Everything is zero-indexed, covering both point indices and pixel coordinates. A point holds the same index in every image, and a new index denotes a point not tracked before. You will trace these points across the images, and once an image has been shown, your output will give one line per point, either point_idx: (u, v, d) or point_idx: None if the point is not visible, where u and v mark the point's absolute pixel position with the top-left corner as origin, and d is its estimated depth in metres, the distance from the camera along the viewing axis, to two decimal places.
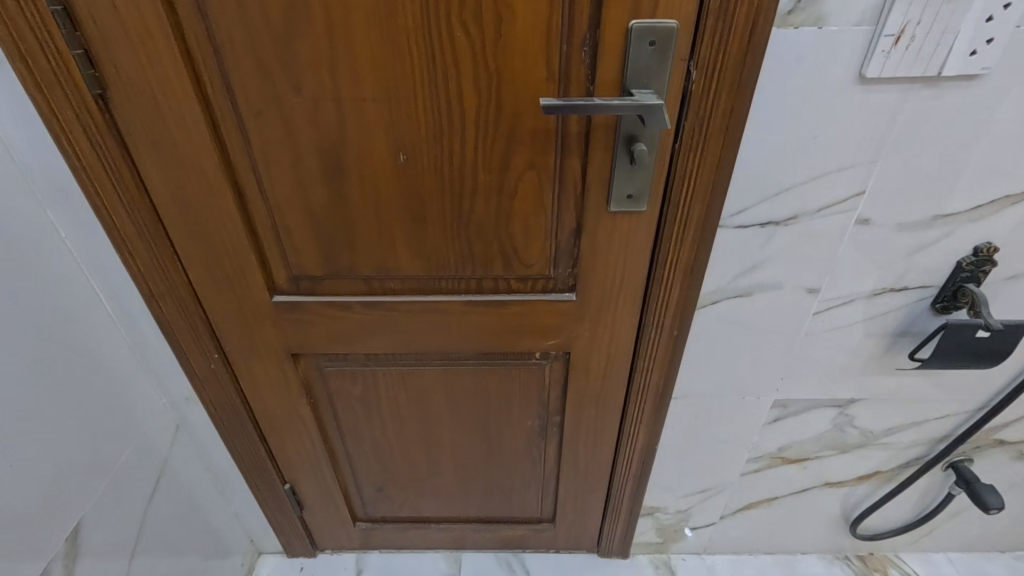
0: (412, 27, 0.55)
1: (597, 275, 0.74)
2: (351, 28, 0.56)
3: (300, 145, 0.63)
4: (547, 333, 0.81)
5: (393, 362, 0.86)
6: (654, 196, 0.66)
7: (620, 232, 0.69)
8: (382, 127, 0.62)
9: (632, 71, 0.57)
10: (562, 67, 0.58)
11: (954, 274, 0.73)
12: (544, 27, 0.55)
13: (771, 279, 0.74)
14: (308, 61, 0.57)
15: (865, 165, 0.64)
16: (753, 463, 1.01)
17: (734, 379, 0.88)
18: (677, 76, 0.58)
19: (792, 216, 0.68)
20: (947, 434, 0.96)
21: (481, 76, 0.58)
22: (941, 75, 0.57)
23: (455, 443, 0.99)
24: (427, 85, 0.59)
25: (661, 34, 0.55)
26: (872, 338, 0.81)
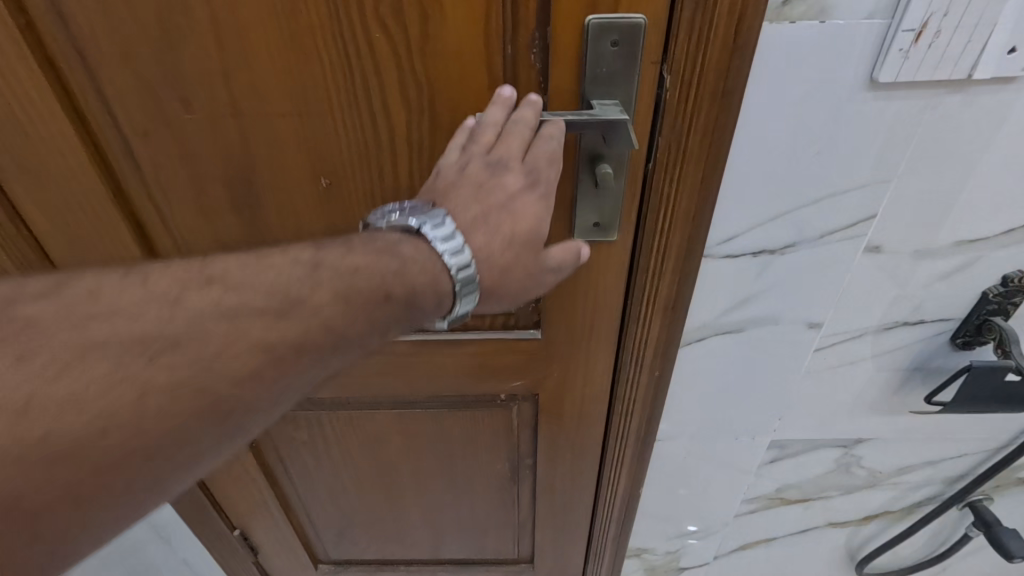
0: (319, 26, 0.45)
1: (564, 312, 0.64)
2: (245, 29, 0.45)
3: (200, 170, 0.53)
4: (511, 373, 0.71)
5: (342, 404, 0.76)
6: (626, 223, 0.56)
7: (588, 265, 0.59)
8: (296, 147, 0.51)
9: (592, 78, 0.47)
10: (508, 73, 0.48)
11: (978, 306, 0.63)
12: (483, 26, 0.45)
13: (766, 313, 0.64)
14: (196, 70, 0.47)
15: (877, 185, 0.54)
16: (749, 504, 0.92)
17: (726, 420, 0.78)
18: (647, 83, 0.48)
19: (789, 244, 0.58)
20: (965, 473, 0.86)
21: (409, 87, 0.48)
22: (971, 78, 0.46)
23: (418, 486, 0.89)
24: (345, 98, 0.49)
25: (625, 32, 0.45)
26: (882, 375, 0.71)
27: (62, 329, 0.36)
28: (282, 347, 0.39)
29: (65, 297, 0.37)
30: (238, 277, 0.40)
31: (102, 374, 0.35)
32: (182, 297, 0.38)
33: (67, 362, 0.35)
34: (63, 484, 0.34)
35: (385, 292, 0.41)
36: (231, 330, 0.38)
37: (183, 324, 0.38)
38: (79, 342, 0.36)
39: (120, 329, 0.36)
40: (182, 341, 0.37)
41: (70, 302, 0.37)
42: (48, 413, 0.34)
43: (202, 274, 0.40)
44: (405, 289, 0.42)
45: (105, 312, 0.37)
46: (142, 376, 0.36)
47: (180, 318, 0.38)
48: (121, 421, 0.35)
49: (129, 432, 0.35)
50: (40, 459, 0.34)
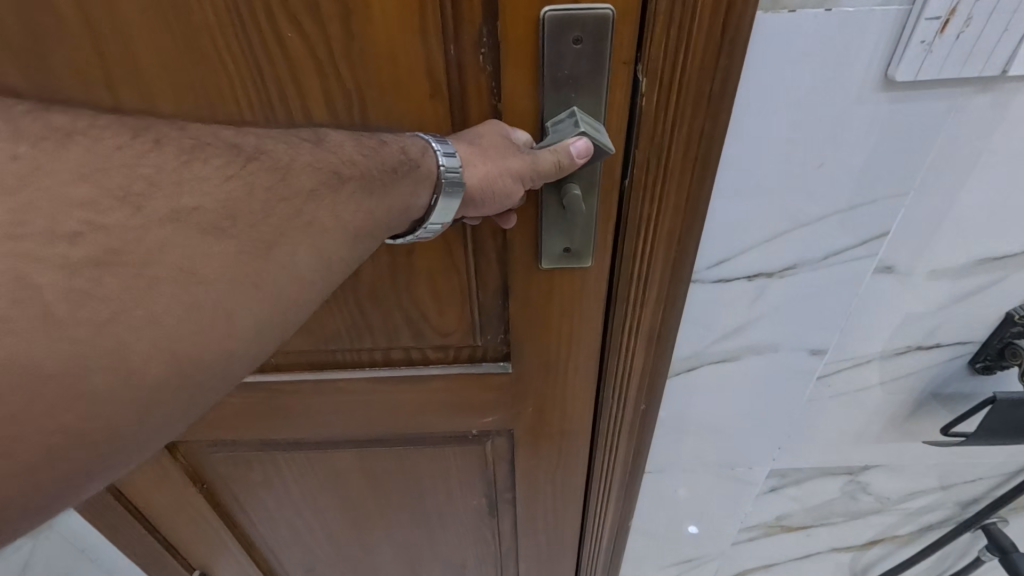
0: (216, 25, 0.37)
1: (535, 346, 0.56)
2: (127, 31, 0.38)
3: None
4: (480, 409, 0.64)
5: (297, 442, 0.69)
6: (600, 248, 0.48)
7: (560, 295, 0.52)
8: None
9: (553, 82, 0.39)
10: (452, 77, 0.40)
11: (1002, 328, 0.56)
12: (417, 21, 0.37)
13: (764, 341, 0.57)
14: (76, 78, 0.39)
15: (891, 199, 0.46)
16: (747, 532, 0.85)
17: (720, 450, 0.71)
18: (619, 87, 0.40)
19: (790, 265, 0.50)
20: (980, 497, 0.79)
21: (334, 96, 0.40)
22: (1004, 74, 0.39)
23: (389, 521, 0.82)
24: (258, 110, 0.41)
25: (591, 26, 0.37)
26: (892, 402, 0.64)
27: (45, 178, 0.27)
28: (309, 182, 0.34)
29: (67, 149, 0.28)
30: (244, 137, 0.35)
31: (94, 254, 0.27)
32: (193, 163, 0.31)
33: (55, 154, 0.28)
34: (59, 414, 0.26)
35: (378, 165, 0.37)
36: (238, 217, 0.31)
37: (168, 135, 0.32)
38: (90, 189, 0.28)
39: (105, 181, 0.28)
40: (226, 213, 0.31)
41: (44, 124, 0.29)
42: (60, 304, 0.26)
43: (235, 142, 0.34)
44: (402, 164, 0.38)
45: (140, 146, 0.31)
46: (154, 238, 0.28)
47: (223, 191, 0.31)
48: (129, 325, 0.27)
49: (153, 337, 0.28)
50: (49, 369, 0.25)
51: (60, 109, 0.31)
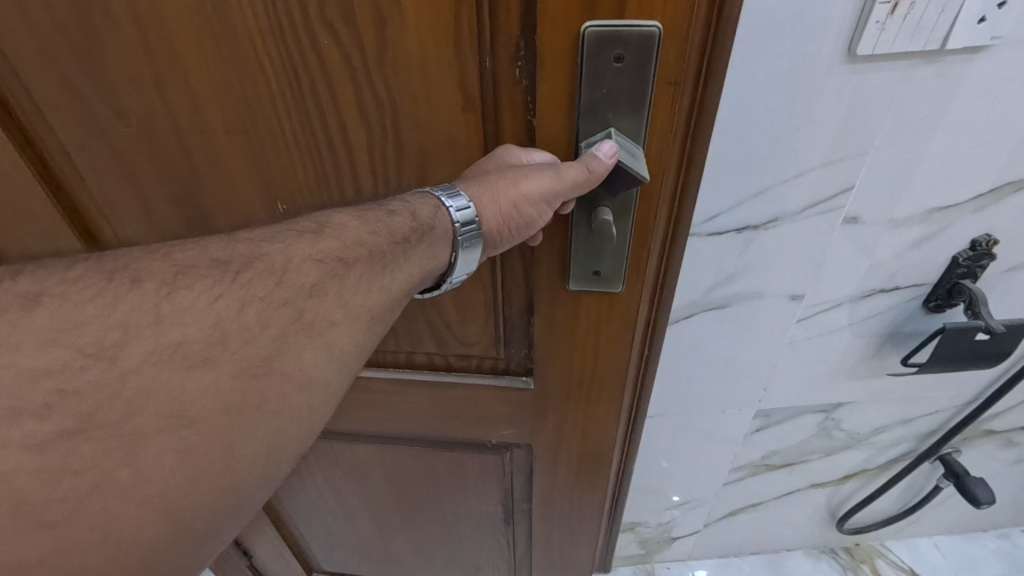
0: (257, 32, 0.41)
1: (559, 360, 0.61)
2: (175, 34, 0.41)
3: (144, 184, 0.50)
4: (500, 423, 0.71)
5: (335, 432, 0.77)
6: (630, 271, 0.52)
7: (584, 308, 0.56)
8: (246, 166, 0.48)
9: (591, 97, 0.42)
10: (488, 87, 0.43)
11: (949, 270, 0.65)
12: (451, 34, 0.40)
13: (752, 289, 0.65)
14: (130, 77, 0.44)
15: (855, 158, 0.54)
16: (736, 473, 0.95)
17: (712, 394, 0.79)
18: (659, 105, 0.42)
19: (772, 218, 0.59)
20: (937, 429, 0.90)
21: (368, 104, 0.44)
22: (943, 48, 0.47)
23: (409, 512, 0.89)
24: (294, 113, 0.45)
25: (633, 44, 0.39)
26: (860, 341, 0.73)
27: (13, 355, 0.30)
28: (313, 276, 0.38)
29: (32, 316, 0.31)
30: (238, 243, 0.38)
31: (65, 427, 0.30)
32: (176, 294, 0.34)
33: (17, 323, 0.31)
34: None
35: (393, 238, 0.41)
36: (229, 340, 0.34)
37: (146, 267, 0.35)
38: (62, 353, 0.31)
39: (75, 342, 0.31)
40: (209, 346, 0.34)
41: (11, 293, 0.32)
42: (33, 490, 0.29)
43: (225, 257, 0.37)
44: (412, 233, 0.41)
45: (110, 292, 0.33)
46: (131, 392, 0.32)
47: (210, 317, 0.34)
48: (111, 494, 0.31)
49: (141, 492, 0.32)
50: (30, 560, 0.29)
51: (29, 268, 0.34)
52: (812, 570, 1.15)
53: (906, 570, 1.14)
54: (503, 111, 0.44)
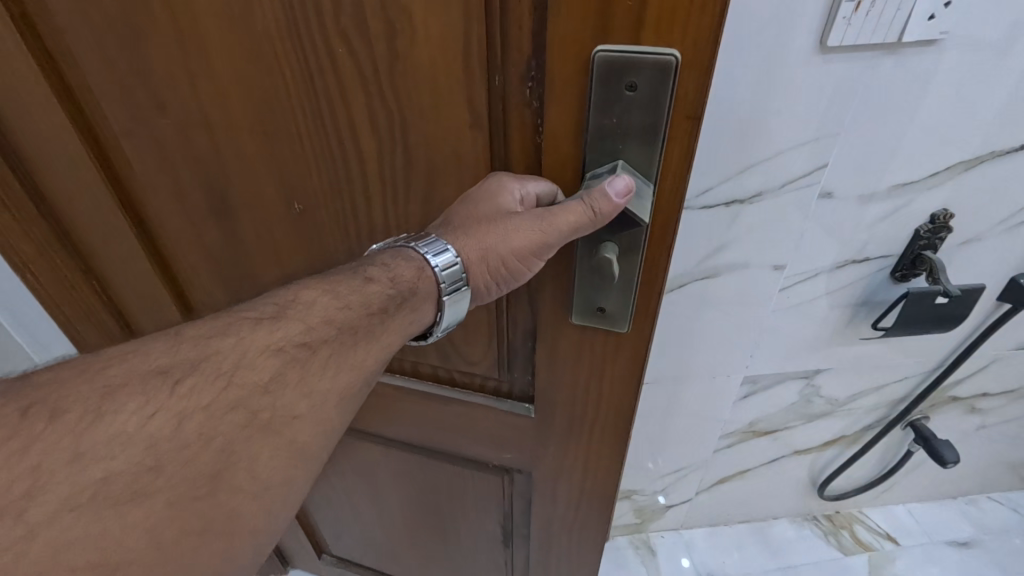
0: (281, 41, 0.44)
1: (556, 391, 0.63)
2: (210, 38, 0.46)
3: (179, 172, 0.55)
4: (501, 446, 0.73)
5: (351, 427, 0.82)
6: (633, 309, 0.51)
7: (586, 342, 0.55)
8: (267, 164, 0.53)
9: (601, 120, 0.41)
10: (497, 104, 0.44)
11: (912, 242, 0.73)
12: (463, 51, 0.42)
13: (739, 260, 0.73)
14: (171, 74, 0.48)
15: (827, 139, 0.62)
16: (725, 439, 1.02)
17: (703, 361, 0.86)
18: (671, 138, 0.41)
19: (756, 193, 0.66)
20: (907, 395, 0.98)
21: (378, 111, 0.46)
22: (901, 41, 0.55)
23: (413, 509, 0.94)
24: (310, 118, 0.48)
25: (647, 71, 0.38)
26: (836, 310, 0.81)
27: None
28: (273, 367, 0.40)
29: None
30: (182, 344, 0.38)
31: None
32: (102, 421, 0.33)
33: None
34: None
35: (367, 310, 0.44)
36: (169, 459, 0.35)
37: (69, 391, 0.34)
38: None
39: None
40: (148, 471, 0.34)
41: None
42: None
43: (162, 367, 0.36)
44: (389, 299, 0.45)
45: (28, 428, 0.32)
46: (53, 535, 0.31)
47: (150, 436, 0.34)
48: None
49: None
50: None
51: None
52: (796, 536, 1.23)
53: (882, 533, 1.23)
54: (513, 128, 0.45)
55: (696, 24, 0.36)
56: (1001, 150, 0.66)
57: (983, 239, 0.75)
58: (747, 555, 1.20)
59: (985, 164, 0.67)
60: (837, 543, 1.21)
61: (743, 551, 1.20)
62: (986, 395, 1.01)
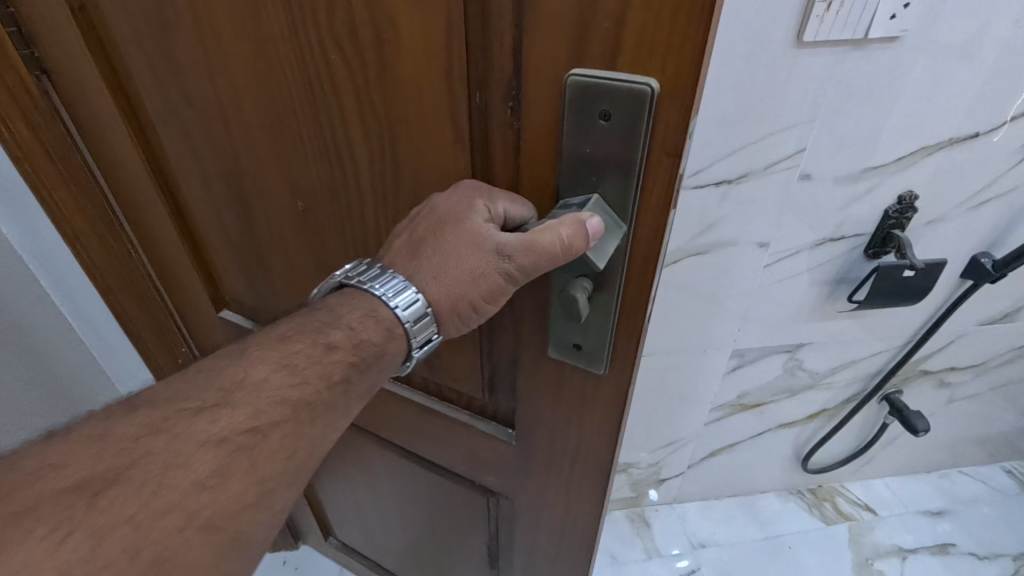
0: (284, 40, 0.44)
1: (537, 419, 0.59)
2: (224, 34, 0.47)
3: (203, 159, 0.58)
4: (486, 468, 0.70)
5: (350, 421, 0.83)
6: (609, 347, 0.48)
7: (568, 378, 0.53)
8: (275, 159, 0.53)
9: (576, 150, 0.39)
10: (477, 123, 0.42)
11: (882, 222, 0.81)
12: (444, 66, 0.40)
13: (727, 237, 0.80)
14: (194, 66, 0.51)
15: (804, 125, 0.70)
16: (716, 413, 1.09)
17: (694, 334, 0.93)
18: (649, 172, 0.38)
19: (743, 174, 0.73)
20: (881, 369, 1.06)
21: (369, 118, 0.45)
22: (867, 37, 0.62)
23: (406, 513, 0.93)
24: (309, 118, 0.48)
25: (622, 101, 0.35)
26: (816, 286, 0.89)
27: None
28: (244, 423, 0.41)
29: None
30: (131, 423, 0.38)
31: None
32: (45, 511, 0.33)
33: None
34: None
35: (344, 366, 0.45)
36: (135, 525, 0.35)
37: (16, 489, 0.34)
38: None
39: None
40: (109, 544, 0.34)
41: None
42: None
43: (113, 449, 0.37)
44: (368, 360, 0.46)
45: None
46: None
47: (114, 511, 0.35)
48: None
49: None
50: None
51: None
52: (782, 508, 1.30)
53: (863, 504, 1.31)
54: (495, 146, 0.42)
55: (678, 51, 0.33)
56: (958, 136, 0.74)
57: (945, 219, 0.83)
58: (736, 526, 1.27)
59: (945, 149, 0.75)
60: (820, 514, 1.29)
61: (732, 522, 1.27)
62: (955, 369, 1.09)
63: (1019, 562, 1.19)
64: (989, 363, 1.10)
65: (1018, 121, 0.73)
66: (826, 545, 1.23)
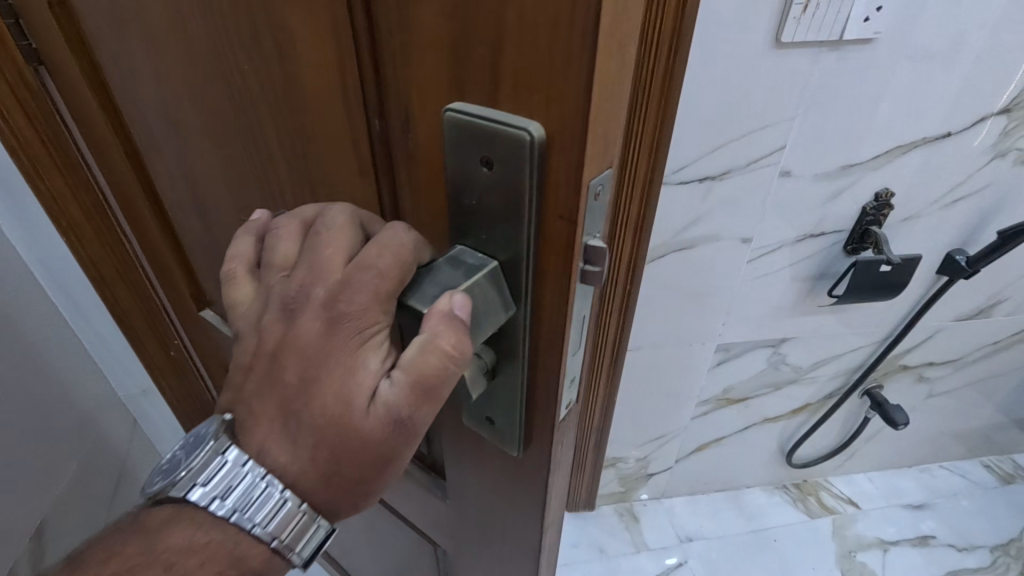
0: (200, 45, 0.40)
1: (462, 487, 0.51)
2: (156, 34, 0.43)
3: (166, 161, 0.55)
4: (425, 525, 0.63)
5: None
6: (513, 433, 0.40)
7: (485, 456, 0.45)
8: (218, 170, 0.49)
9: (462, 198, 0.32)
10: (379, 153, 0.36)
11: (860, 218, 0.84)
12: (341, 84, 0.34)
13: (711, 232, 0.83)
14: (143, 67, 0.48)
15: (784, 123, 0.72)
16: (702, 407, 1.11)
17: (680, 329, 0.95)
18: (540, 236, 0.30)
19: (725, 171, 0.76)
20: (862, 364, 1.09)
21: (285, 136, 0.40)
22: (843, 39, 0.65)
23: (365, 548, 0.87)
24: (236, 132, 0.44)
25: (502, 147, 0.28)
26: (797, 281, 0.91)
27: None
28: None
29: None
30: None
31: None
32: None
33: None
34: None
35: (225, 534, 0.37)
36: None
37: None
38: None
39: None
40: None
41: None
42: None
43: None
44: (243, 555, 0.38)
45: None
46: None
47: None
48: None
49: None
50: None
51: None
52: (768, 502, 1.32)
53: (846, 498, 1.33)
54: (400, 180, 0.36)
55: (562, 90, 0.25)
56: (930, 136, 0.77)
57: (921, 216, 0.86)
58: (723, 520, 1.29)
59: (918, 149, 0.78)
60: (805, 507, 1.31)
61: (719, 516, 1.29)
62: (933, 364, 1.12)
63: (996, 553, 1.23)
64: (965, 358, 1.13)
65: (988, 121, 0.77)
66: (810, 538, 1.26)
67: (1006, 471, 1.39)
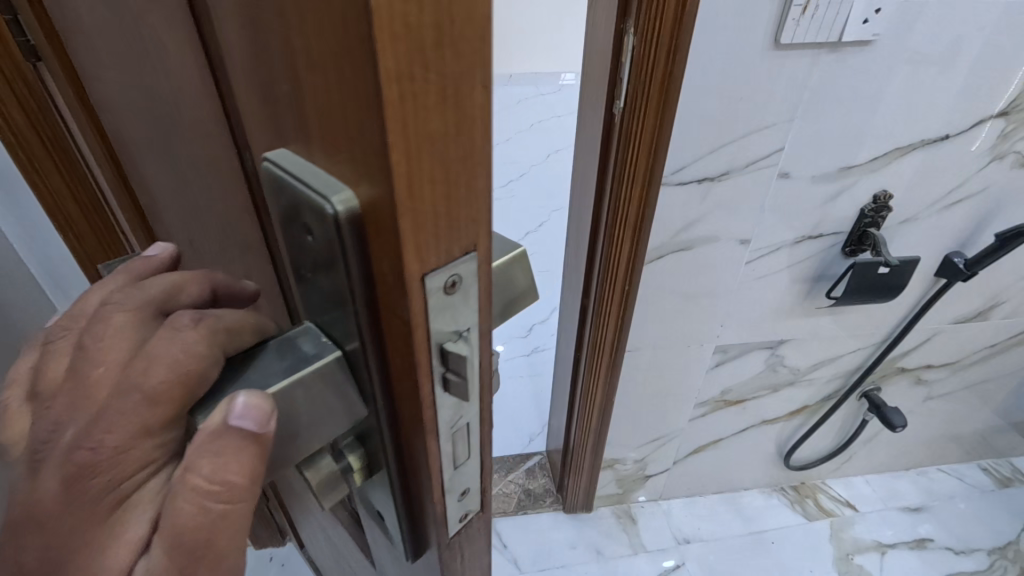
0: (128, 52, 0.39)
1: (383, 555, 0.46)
2: (100, 42, 0.42)
3: (134, 167, 0.55)
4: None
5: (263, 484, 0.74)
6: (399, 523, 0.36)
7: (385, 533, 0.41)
8: (165, 180, 0.48)
9: (302, 270, 0.28)
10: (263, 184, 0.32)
11: (859, 220, 0.84)
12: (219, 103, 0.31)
13: (710, 233, 0.83)
14: (98, 71, 0.47)
15: (782, 124, 0.72)
16: (700, 409, 1.11)
17: (679, 330, 0.95)
18: (378, 325, 0.26)
19: (723, 172, 0.76)
20: (860, 366, 1.09)
21: (197, 148, 0.38)
22: (842, 40, 0.65)
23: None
24: (167, 141, 0.42)
25: (321, 224, 0.24)
26: (795, 283, 0.91)
27: None
28: None
29: None
30: None
31: None
32: None
33: None
34: None
35: None
36: None
37: None
38: None
39: None
40: None
41: None
42: None
43: None
44: None
45: None
46: None
47: None
48: None
49: None
50: None
51: None
52: (765, 504, 1.32)
53: (843, 501, 1.33)
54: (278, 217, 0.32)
55: (367, 171, 0.21)
56: (929, 138, 0.77)
57: (919, 218, 0.86)
58: (721, 522, 1.29)
59: (917, 151, 0.78)
60: (802, 510, 1.31)
61: (717, 518, 1.29)
62: (931, 366, 1.12)
63: (994, 556, 1.23)
64: (963, 361, 1.13)
65: (986, 124, 0.77)
66: (808, 540, 1.26)
67: (1004, 474, 1.39)
